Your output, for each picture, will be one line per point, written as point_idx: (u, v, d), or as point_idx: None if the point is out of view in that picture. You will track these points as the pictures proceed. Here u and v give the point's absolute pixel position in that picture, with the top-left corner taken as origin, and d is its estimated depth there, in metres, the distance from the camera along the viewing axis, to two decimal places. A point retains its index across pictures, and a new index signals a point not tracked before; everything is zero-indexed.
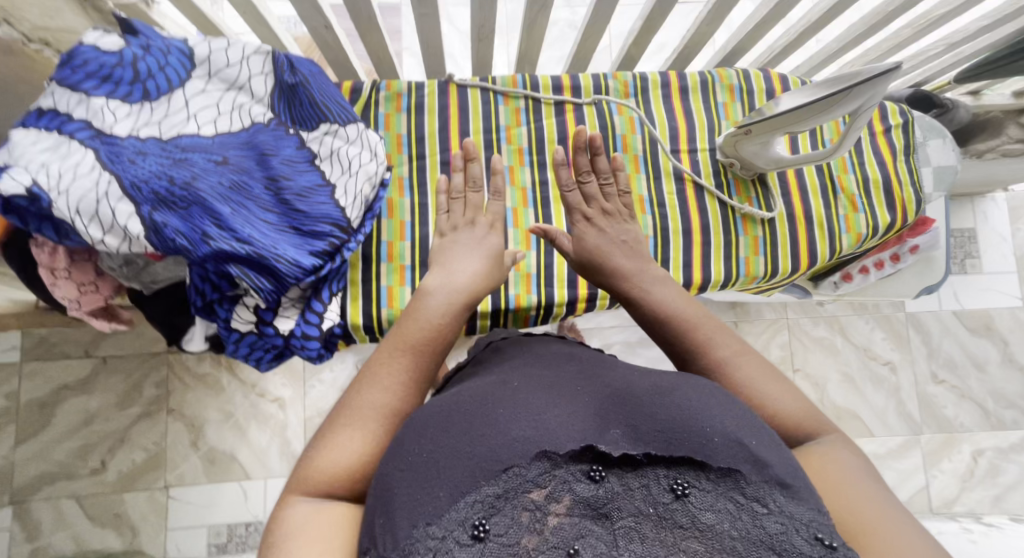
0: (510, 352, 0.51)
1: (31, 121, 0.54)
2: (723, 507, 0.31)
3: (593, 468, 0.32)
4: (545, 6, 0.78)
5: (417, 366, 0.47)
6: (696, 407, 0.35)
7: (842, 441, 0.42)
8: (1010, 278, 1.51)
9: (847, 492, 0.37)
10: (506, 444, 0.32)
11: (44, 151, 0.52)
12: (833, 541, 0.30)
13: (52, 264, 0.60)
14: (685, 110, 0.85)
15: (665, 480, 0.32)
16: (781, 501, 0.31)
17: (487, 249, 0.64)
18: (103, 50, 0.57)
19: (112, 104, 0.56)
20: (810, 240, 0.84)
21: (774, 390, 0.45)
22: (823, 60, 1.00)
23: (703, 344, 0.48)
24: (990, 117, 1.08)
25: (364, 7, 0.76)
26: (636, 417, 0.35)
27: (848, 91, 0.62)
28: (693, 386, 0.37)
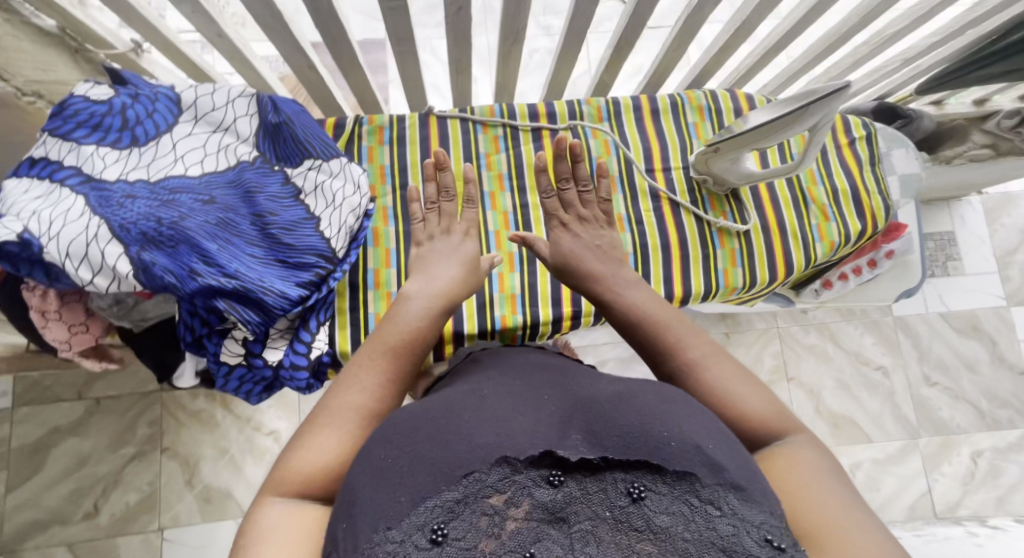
0: (489, 364, 0.53)
1: (25, 171, 0.57)
2: (677, 510, 0.33)
3: (552, 473, 0.34)
4: (516, 40, 0.82)
5: (394, 369, 0.50)
6: (660, 416, 0.37)
7: (809, 444, 0.44)
8: (992, 277, 1.54)
9: (807, 493, 0.39)
10: (469, 452, 0.34)
11: (36, 199, 0.54)
12: (781, 544, 0.32)
13: (44, 306, 0.62)
14: (657, 130, 0.88)
15: (622, 484, 0.34)
16: (734, 503, 0.33)
17: (462, 255, 0.66)
18: (93, 100, 0.60)
19: (101, 151, 0.59)
20: (785, 250, 0.86)
21: (744, 390, 0.47)
22: (788, 78, 1.04)
23: (675, 346, 0.51)
24: (954, 125, 1.13)
25: (345, 46, 0.80)
26: (597, 424, 0.38)
27: (805, 108, 0.66)
28: (658, 396, 0.40)
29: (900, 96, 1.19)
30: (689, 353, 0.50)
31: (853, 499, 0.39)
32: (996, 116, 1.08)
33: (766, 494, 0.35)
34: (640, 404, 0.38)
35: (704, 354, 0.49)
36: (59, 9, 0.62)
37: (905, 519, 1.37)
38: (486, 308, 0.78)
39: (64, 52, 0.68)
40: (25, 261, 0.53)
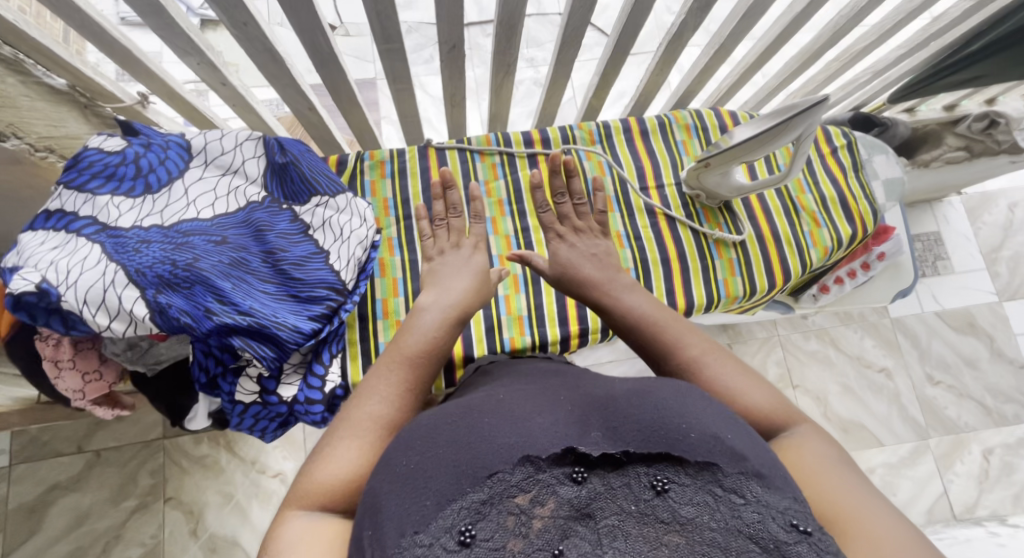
0: (499, 376, 0.54)
1: (39, 222, 0.58)
2: (702, 500, 0.34)
3: (575, 470, 0.35)
4: (507, 73, 0.86)
5: (411, 379, 0.51)
6: (675, 409, 0.39)
7: (813, 432, 0.46)
8: (980, 274, 1.57)
9: (824, 482, 0.41)
10: (496, 456, 0.36)
11: (53, 250, 0.55)
12: (807, 527, 0.34)
13: (56, 356, 0.63)
14: (648, 149, 0.92)
15: (645, 478, 0.35)
16: (757, 491, 0.35)
17: (474, 268, 0.68)
18: (107, 152, 0.62)
19: (116, 200, 0.60)
20: (781, 257, 0.89)
21: (748, 384, 0.49)
22: (768, 94, 1.09)
23: (674, 344, 0.53)
24: (928, 130, 1.18)
25: (344, 87, 0.83)
26: (614, 420, 0.40)
27: (788, 122, 0.69)
28: (670, 389, 0.41)
29: (875, 105, 1.24)
30: (691, 350, 0.52)
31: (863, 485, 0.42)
32: (967, 120, 1.13)
33: (788, 482, 0.37)
34: (657, 399, 0.40)
35: (706, 351, 0.52)
36: (73, 69, 0.66)
37: (925, 523, 1.36)
38: (494, 331, 0.79)
39: (73, 107, 0.71)
40: (42, 312, 0.53)
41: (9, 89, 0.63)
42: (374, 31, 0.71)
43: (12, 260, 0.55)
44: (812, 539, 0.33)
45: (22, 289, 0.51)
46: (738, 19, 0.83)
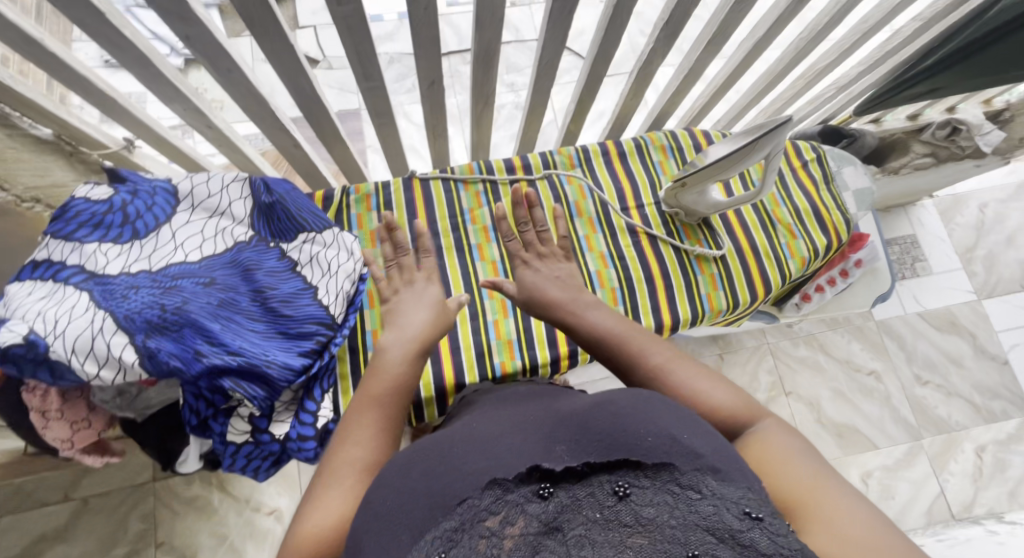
0: (485, 404, 0.55)
1: (26, 273, 0.58)
2: (662, 500, 0.35)
3: (541, 487, 0.36)
4: (487, 102, 0.88)
5: (383, 416, 0.51)
6: (652, 418, 0.41)
7: (776, 424, 0.48)
8: (958, 273, 1.61)
9: (784, 472, 0.43)
10: (464, 484, 0.37)
11: (40, 299, 0.56)
12: (758, 514, 0.34)
13: (44, 406, 0.62)
14: (626, 171, 0.94)
15: (608, 485, 0.36)
16: (712, 485, 0.36)
17: (428, 302, 0.68)
18: (94, 200, 0.63)
19: (103, 247, 0.61)
20: (761, 270, 0.91)
21: (709, 385, 0.52)
22: (739, 112, 1.12)
23: (639, 352, 0.56)
24: (895, 139, 1.23)
25: (328, 123, 0.85)
26: (579, 433, 0.42)
27: (759, 139, 0.71)
28: (637, 400, 0.43)
29: (842, 117, 1.29)
30: (654, 358, 0.55)
31: (828, 471, 0.43)
32: (930, 128, 1.19)
33: (744, 473, 0.38)
34: (622, 412, 0.42)
35: (668, 357, 0.54)
36: (58, 118, 0.66)
37: (925, 525, 1.37)
38: (483, 357, 0.80)
39: (59, 156, 0.72)
40: (28, 364, 0.53)
41: None
42: (355, 70, 0.73)
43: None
44: (763, 525, 0.34)
45: (9, 340, 0.51)
46: (705, 43, 0.87)
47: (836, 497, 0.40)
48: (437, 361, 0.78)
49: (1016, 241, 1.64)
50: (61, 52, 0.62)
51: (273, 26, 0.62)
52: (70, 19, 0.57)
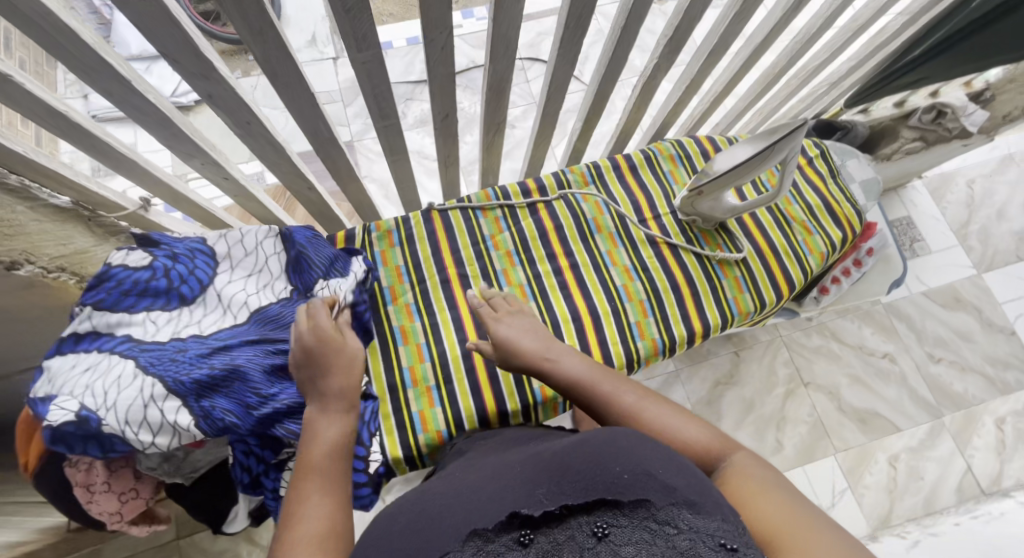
0: (541, 446, 0.54)
1: (69, 345, 0.56)
2: (639, 538, 0.38)
3: (522, 534, 0.40)
4: (498, 130, 0.90)
5: (331, 489, 0.49)
6: (657, 470, 0.42)
7: (749, 459, 0.50)
8: (955, 250, 1.64)
9: (761, 504, 0.44)
10: (443, 540, 0.40)
11: (86, 371, 0.54)
12: (734, 545, 0.36)
13: (89, 480, 0.60)
14: (639, 184, 0.95)
15: (587, 526, 0.40)
16: (688, 518, 0.38)
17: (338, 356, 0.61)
18: (133, 267, 0.60)
19: (153, 314, 0.61)
20: (783, 269, 0.92)
21: (683, 424, 0.55)
22: (738, 114, 1.15)
23: (612, 396, 0.60)
24: (884, 126, 1.28)
25: (342, 163, 0.85)
26: (560, 481, 0.45)
27: (774, 145, 0.73)
28: (609, 436, 0.47)
29: (833, 110, 1.33)
30: (626, 398, 0.59)
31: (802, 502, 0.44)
32: (917, 113, 1.23)
33: (719, 506, 0.40)
34: (637, 456, 0.43)
35: (641, 398, 0.59)
36: (75, 184, 0.66)
37: (957, 502, 1.38)
38: (522, 383, 0.79)
39: (77, 222, 0.71)
40: (79, 442, 0.52)
41: (17, 216, 0.62)
42: (372, 110, 0.74)
43: (43, 390, 0.53)
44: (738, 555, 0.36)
45: (66, 417, 0.50)
46: (706, 54, 0.90)
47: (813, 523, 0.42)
48: (477, 392, 0.78)
49: (1007, 214, 1.68)
50: (82, 121, 0.62)
51: (296, 78, 0.63)
52: (94, 87, 0.57)
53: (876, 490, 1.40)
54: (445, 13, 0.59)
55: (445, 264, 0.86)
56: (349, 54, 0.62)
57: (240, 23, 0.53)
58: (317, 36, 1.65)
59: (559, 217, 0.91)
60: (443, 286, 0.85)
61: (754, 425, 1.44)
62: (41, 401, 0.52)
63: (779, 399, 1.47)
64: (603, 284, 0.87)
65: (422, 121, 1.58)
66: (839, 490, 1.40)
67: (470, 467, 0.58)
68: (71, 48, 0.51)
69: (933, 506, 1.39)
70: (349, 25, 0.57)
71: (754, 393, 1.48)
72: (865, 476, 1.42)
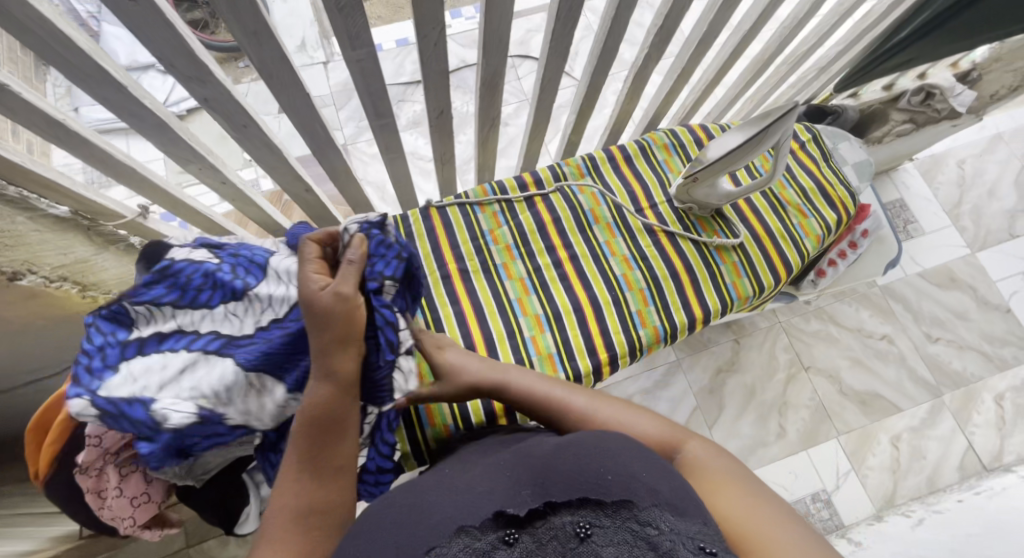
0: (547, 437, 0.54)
1: (149, 345, 0.57)
2: (623, 539, 0.40)
3: (507, 532, 0.40)
4: (492, 126, 0.90)
5: (320, 467, 0.51)
6: (643, 476, 0.45)
7: (706, 448, 0.54)
8: (949, 230, 1.65)
9: (720, 498, 0.47)
10: (431, 535, 0.41)
11: (182, 372, 0.56)
12: (713, 549, 0.39)
13: (99, 486, 0.62)
14: (635, 174, 0.96)
15: (570, 526, 0.41)
16: (670, 521, 0.41)
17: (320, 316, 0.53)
18: (199, 262, 0.61)
19: (231, 307, 0.61)
20: (780, 252, 0.93)
21: (638, 421, 0.58)
22: (730, 102, 1.16)
23: (565, 402, 0.62)
24: (874, 110, 1.27)
25: (339, 164, 0.85)
26: (548, 483, 0.46)
27: (767, 129, 0.75)
28: (599, 441, 0.50)
29: (823, 96, 1.34)
30: (577, 404, 0.61)
31: (758, 489, 0.48)
32: (906, 95, 1.22)
33: (700, 509, 0.44)
34: (623, 465, 0.46)
35: (590, 402, 0.61)
36: (73, 193, 0.66)
37: (959, 480, 1.40)
38: None
39: (77, 232, 0.71)
40: (196, 436, 0.56)
41: (17, 227, 0.63)
42: (367, 110, 0.74)
43: (123, 392, 0.53)
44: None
45: (183, 416, 0.54)
46: (695, 43, 0.90)
47: (767, 512, 0.45)
48: None
49: (998, 193, 1.70)
50: (79, 129, 0.62)
51: (291, 79, 0.63)
52: (91, 94, 0.57)
53: (880, 471, 1.42)
54: (438, 10, 0.60)
55: (445, 260, 0.87)
56: (343, 53, 0.63)
57: (233, 24, 0.53)
58: (307, 41, 1.65)
59: (557, 209, 0.92)
60: (445, 281, 0.85)
61: (757, 411, 1.45)
62: (136, 405, 0.53)
63: (780, 385, 1.49)
64: (602, 273, 0.88)
65: (417, 122, 1.59)
66: (843, 473, 1.41)
67: (479, 459, 0.58)
68: (69, 57, 0.51)
69: (936, 484, 1.40)
70: (343, 23, 0.57)
71: (756, 380, 1.49)
72: (868, 457, 1.43)
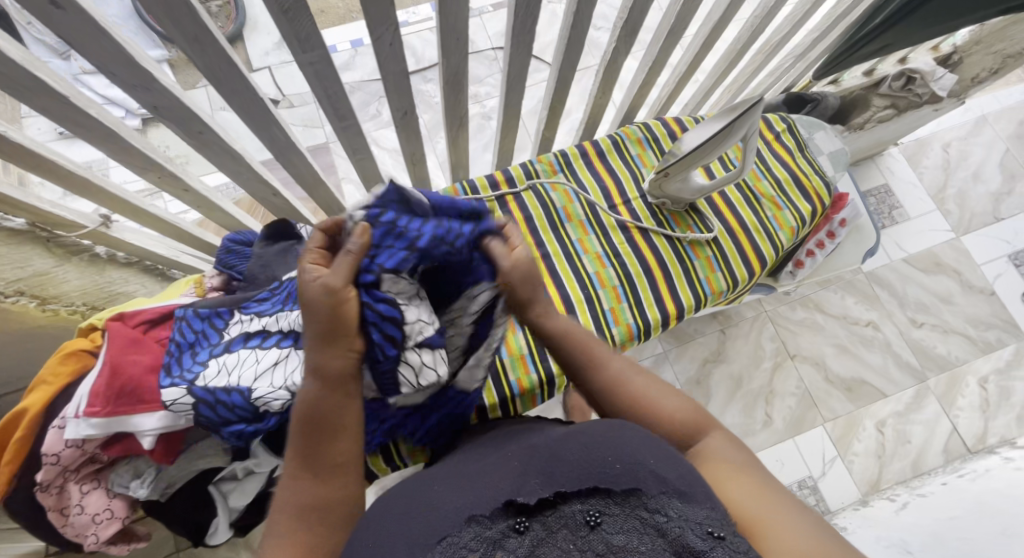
0: (515, 441, 0.54)
1: (238, 343, 0.62)
2: (632, 526, 0.39)
3: (517, 521, 0.40)
4: (461, 124, 0.89)
5: (319, 459, 0.47)
6: (656, 467, 0.42)
7: (724, 440, 0.50)
8: (934, 215, 1.65)
9: (739, 488, 0.44)
10: (442, 524, 0.41)
11: (272, 365, 0.59)
12: (720, 533, 0.38)
13: (61, 503, 0.62)
14: (608, 169, 0.95)
15: (580, 515, 0.40)
16: (678, 507, 0.39)
17: (307, 298, 0.48)
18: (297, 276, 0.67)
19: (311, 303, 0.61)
20: (754, 246, 0.93)
21: (667, 396, 0.54)
22: (707, 91, 1.14)
23: (598, 363, 0.58)
24: (855, 96, 1.27)
25: (305, 167, 0.84)
26: (552, 468, 0.44)
27: (733, 124, 0.75)
28: (609, 427, 0.47)
29: (803, 83, 1.32)
30: (613, 368, 0.57)
31: (777, 487, 0.45)
32: (886, 81, 1.22)
33: (710, 495, 0.41)
34: (630, 448, 0.44)
35: (624, 368, 0.57)
36: (28, 206, 0.64)
37: (943, 463, 1.41)
38: (503, 383, 0.79)
39: (35, 244, 0.69)
40: None
41: None
42: (328, 113, 0.73)
43: (221, 380, 0.59)
44: (725, 542, 0.37)
45: (276, 400, 0.58)
46: (665, 35, 0.89)
47: (787, 509, 0.42)
48: None
49: (982, 175, 1.69)
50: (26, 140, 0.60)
51: (241, 84, 0.61)
52: (31, 105, 0.55)
53: (865, 456, 1.42)
54: (390, 11, 0.58)
55: None
56: (294, 57, 0.61)
57: (173, 31, 0.51)
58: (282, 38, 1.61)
59: (528, 208, 0.91)
60: None
61: (743, 400, 1.45)
62: (232, 392, 0.58)
63: (766, 373, 1.49)
64: (574, 272, 0.87)
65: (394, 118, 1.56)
66: (829, 459, 1.42)
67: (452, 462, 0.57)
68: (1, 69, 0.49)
69: (920, 468, 1.42)
70: (292, 27, 0.55)
71: (742, 369, 1.49)
72: (854, 443, 1.44)
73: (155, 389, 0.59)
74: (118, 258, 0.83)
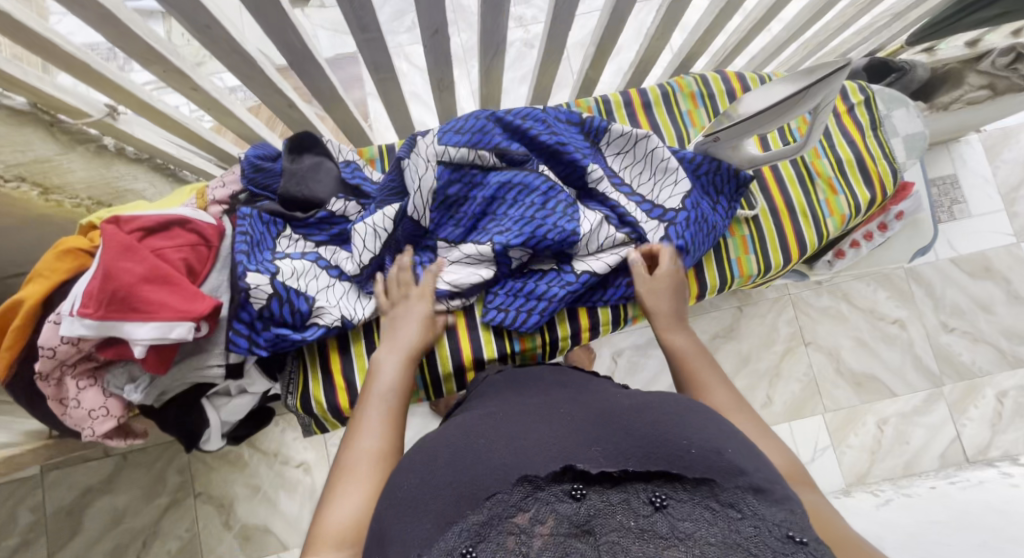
0: (515, 403, 0.53)
1: (297, 255, 0.71)
2: (699, 514, 0.36)
3: (574, 487, 0.38)
4: (498, 51, 0.81)
5: (388, 420, 0.57)
6: (734, 457, 0.41)
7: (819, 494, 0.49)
8: (999, 216, 1.51)
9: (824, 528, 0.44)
10: (494, 479, 0.39)
11: (326, 285, 0.70)
12: (802, 538, 0.36)
13: (59, 394, 0.63)
14: (652, 125, 0.87)
15: (644, 494, 0.38)
16: (753, 503, 0.38)
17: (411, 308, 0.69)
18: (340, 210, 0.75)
19: (364, 237, 0.70)
20: (796, 231, 0.86)
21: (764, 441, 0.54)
22: (776, 49, 1.02)
23: (702, 388, 0.61)
24: (948, 69, 1.08)
25: (324, 80, 0.78)
26: (621, 444, 0.43)
27: (806, 91, 0.66)
28: (674, 411, 0.46)
29: (892, 49, 1.16)
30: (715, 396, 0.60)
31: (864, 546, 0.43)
32: (991, 55, 1.04)
33: (787, 496, 0.40)
34: (677, 424, 0.44)
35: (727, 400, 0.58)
36: (28, 86, 0.59)
37: (937, 468, 1.39)
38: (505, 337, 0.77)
39: (38, 127, 0.65)
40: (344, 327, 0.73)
41: None
42: (351, 22, 0.66)
43: (293, 283, 0.67)
44: (808, 548, 0.35)
45: (334, 315, 0.69)
46: None
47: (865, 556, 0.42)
48: (455, 337, 0.76)
49: None
50: None
51: None
52: None
53: (859, 450, 1.41)
54: None
55: None
56: None
57: None
58: None
59: None
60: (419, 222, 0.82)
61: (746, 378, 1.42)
62: (301, 297, 0.67)
63: (776, 356, 1.45)
64: None
65: None
66: (820, 448, 1.40)
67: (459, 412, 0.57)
68: None
69: (912, 468, 1.40)
70: None
71: (751, 349, 1.45)
72: (850, 436, 1.42)
73: (148, 299, 0.58)
74: (127, 152, 0.78)
